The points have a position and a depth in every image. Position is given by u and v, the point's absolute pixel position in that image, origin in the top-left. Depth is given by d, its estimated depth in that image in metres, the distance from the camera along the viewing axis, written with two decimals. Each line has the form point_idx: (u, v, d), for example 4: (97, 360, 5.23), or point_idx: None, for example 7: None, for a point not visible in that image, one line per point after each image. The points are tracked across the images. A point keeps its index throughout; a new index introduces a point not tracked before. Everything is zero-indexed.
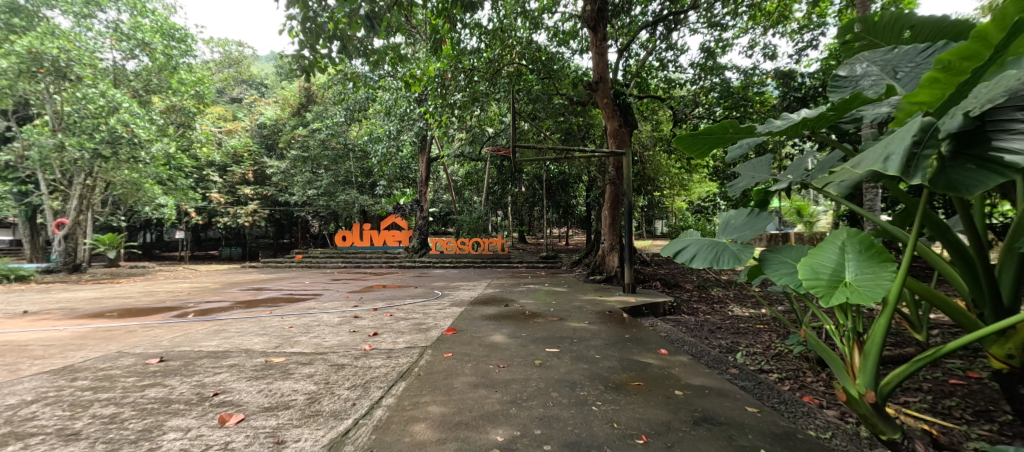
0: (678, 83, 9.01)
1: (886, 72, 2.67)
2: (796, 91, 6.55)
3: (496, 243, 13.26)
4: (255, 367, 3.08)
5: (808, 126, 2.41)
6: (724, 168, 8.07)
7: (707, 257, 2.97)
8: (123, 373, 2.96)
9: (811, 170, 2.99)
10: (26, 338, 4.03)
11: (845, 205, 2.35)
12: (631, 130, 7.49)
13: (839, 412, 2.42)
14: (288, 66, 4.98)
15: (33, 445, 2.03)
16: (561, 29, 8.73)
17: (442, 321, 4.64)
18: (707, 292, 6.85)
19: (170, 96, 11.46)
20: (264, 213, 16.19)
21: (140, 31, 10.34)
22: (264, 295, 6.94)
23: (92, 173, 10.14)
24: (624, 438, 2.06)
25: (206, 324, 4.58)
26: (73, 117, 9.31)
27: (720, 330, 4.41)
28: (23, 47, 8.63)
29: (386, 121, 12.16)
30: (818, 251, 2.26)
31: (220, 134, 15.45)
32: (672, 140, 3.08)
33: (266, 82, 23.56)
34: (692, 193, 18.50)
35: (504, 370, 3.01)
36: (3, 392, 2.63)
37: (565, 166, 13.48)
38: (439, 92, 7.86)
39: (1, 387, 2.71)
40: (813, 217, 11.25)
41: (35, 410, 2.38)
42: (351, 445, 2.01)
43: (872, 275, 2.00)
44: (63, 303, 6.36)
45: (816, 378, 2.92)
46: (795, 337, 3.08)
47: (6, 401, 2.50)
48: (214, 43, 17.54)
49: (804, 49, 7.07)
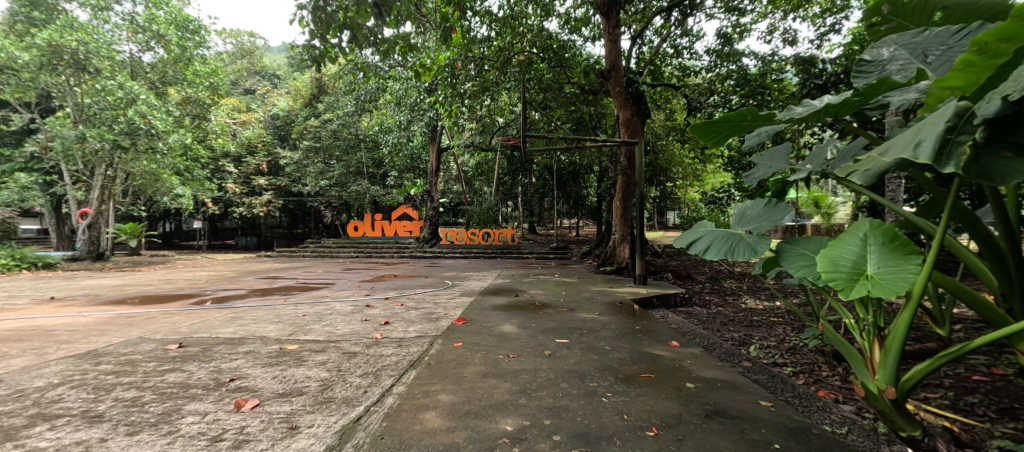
0: (693, 71, 8.86)
1: (915, 56, 2.55)
2: (816, 77, 6.34)
3: (507, 233, 13.34)
4: (271, 354, 3.11)
5: (831, 113, 2.29)
6: (740, 157, 7.99)
7: (721, 249, 2.89)
8: (144, 358, 3.01)
9: (832, 159, 2.88)
10: (52, 323, 4.14)
11: (866, 194, 2.23)
12: (644, 119, 7.36)
13: (856, 407, 2.36)
14: (299, 56, 4.96)
15: (59, 426, 2.07)
16: (573, 15, 8.58)
17: (451, 311, 4.67)
18: (719, 284, 6.77)
19: (185, 88, 11.60)
20: (278, 203, 16.38)
21: (155, 23, 10.31)
22: (279, 284, 7.02)
23: (112, 163, 10.39)
24: (634, 430, 2.04)
25: (224, 312, 4.66)
26: (93, 109, 9.41)
27: (733, 322, 4.35)
28: (44, 40, 8.81)
29: (396, 112, 12.16)
30: (839, 243, 2.18)
31: (234, 125, 15.76)
32: (686, 129, 2.96)
33: (278, 73, 23.72)
34: (706, 183, 18.28)
35: (514, 360, 3.00)
36: (30, 374, 2.70)
37: (576, 156, 13.40)
38: (449, 81, 7.72)
39: (28, 370, 2.78)
40: (831, 208, 11.18)
41: (62, 393, 2.43)
42: (363, 432, 2.01)
43: (894, 267, 1.93)
44: (87, 290, 6.48)
45: (832, 373, 2.86)
46: (810, 331, 3.01)
47: (34, 383, 2.56)
48: (226, 35, 17.70)
49: (825, 34, 6.84)
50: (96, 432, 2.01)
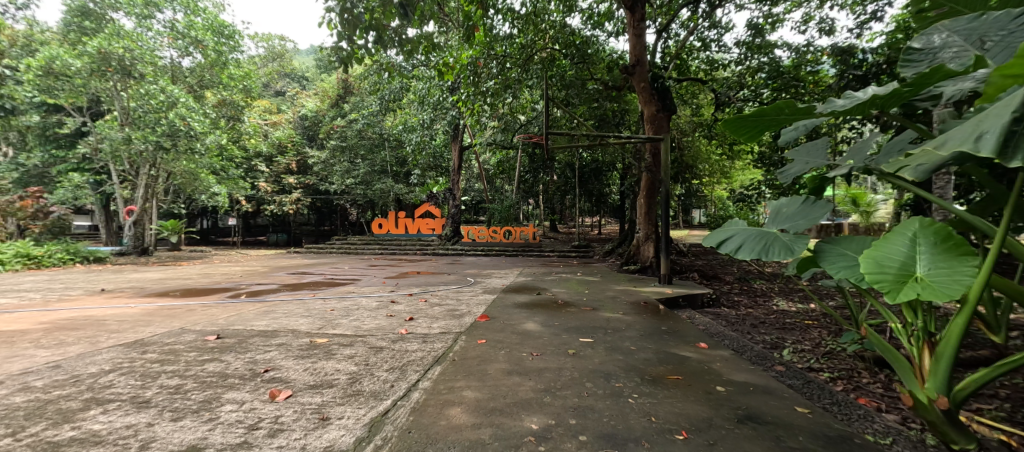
0: (721, 64, 8.60)
1: (971, 43, 2.41)
2: (855, 68, 6.05)
3: (528, 231, 13.30)
4: (302, 347, 3.17)
5: (877, 105, 2.17)
6: (772, 153, 7.75)
7: (755, 248, 2.79)
8: (185, 348, 3.11)
9: (876, 155, 2.73)
10: (102, 313, 4.35)
11: (915, 191, 2.10)
12: (670, 115, 7.20)
13: (900, 417, 2.24)
14: (327, 58, 5.04)
15: (109, 410, 2.15)
16: (596, 10, 8.46)
17: (475, 307, 4.68)
18: (748, 284, 6.59)
19: (221, 91, 11.95)
20: (307, 201, 16.79)
21: (193, 29, 10.64)
22: (309, 279, 7.20)
23: (155, 164, 10.85)
24: (663, 433, 1.98)
25: (257, 305, 4.79)
26: (138, 112, 9.86)
27: (763, 324, 4.21)
28: (94, 48, 9.22)
29: (420, 111, 12.25)
30: (884, 242, 2.06)
31: (265, 126, 16.17)
32: (717, 124, 2.86)
33: (306, 75, 24.29)
34: (733, 180, 17.81)
35: (539, 358, 2.97)
36: (83, 361, 2.83)
37: (599, 153, 13.24)
38: (471, 79, 7.64)
39: (82, 357, 2.92)
40: (870, 206, 10.69)
41: (112, 379, 2.53)
42: (390, 425, 2.03)
43: (947, 268, 1.82)
44: (133, 283, 6.78)
45: (873, 379, 2.73)
46: (849, 335, 2.87)
47: (87, 369, 2.68)
48: (258, 39, 18.22)
49: (866, 22, 6.54)
50: (143, 417, 2.08)
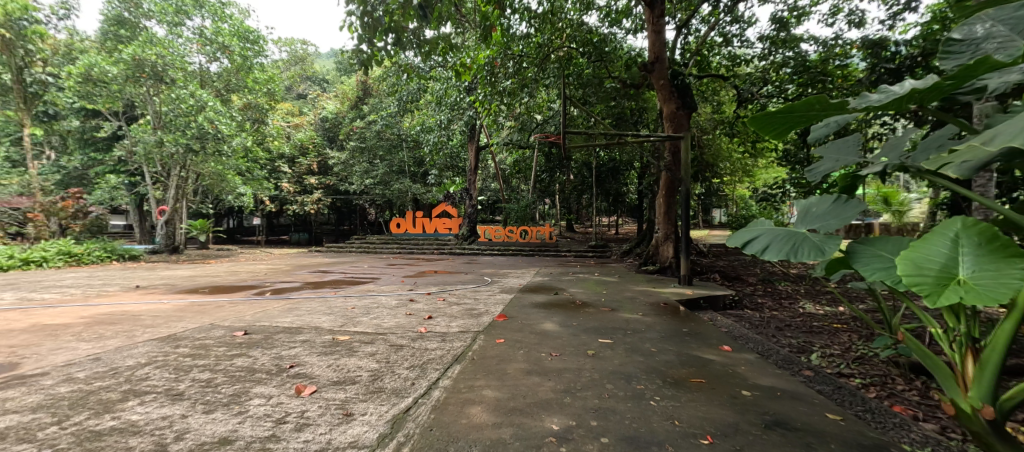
0: (744, 60, 8.40)
1: (1017, 33, 2.31)
2: (888, 61, 5.85)
3: (545, 230, 13.26)
4: (325, 344, 3.23)
5: (915, 99, 2.08)
6: (797, 151, 7.56)
7: (783, 249, 2.72)
8: (215, 343, 3.20)
9: (912, 152, 2.63)
10: (137, 309, 4.51)
11: (955, 189, 2.02)
12: (690, 113, 7.09)
13: (939, 426, 2.16)
14: (348, 61, 5.12)
15: (145, 402, 2.22)
16: (614, 8, 8.38)
17: (493, 307, 4.69)
18: (772, 286, 6.45)
19: (246, 94, 12.23)
20: (327, 201, 17.08)
21: (220, 35, 10.93)
22: (331, 278, 7.32)
23: (185, 166, 11.20)
24: (686, 437, 1.95)
25: (282, 302, 4.90)
26: (169, 116, 10.19)
27: (789, 327, 4.11)
28: (128, 55, 9.56)
29: (437, 111, 12.32)
30: (923, 243, 1.98)
31: (288, 128, 16.50)
32: (744, 122, 2.77)
33: (327, 77, 24.72)
34: (755, 179, 17.42)
35: (558, 358, 2.96)
36: (121, 354, 2.94)
37: (617, 153, 13.12)
38: (488, 79, 7.61)
39: (120, 350, 3.03)
40: (902, 205, 10.33)
41: (148, 372, 2.62)
42: (412, 423, 2.04)
43: (993, 271, 1.75)
44: (165, 280, 7.01)
45: (908, 386, 2.64)
46: (881, 340, 2.75)
47: (124, 362, 2.78)
48: (281, 43, 18.61)
49: (899, 13, 6.32)
50: (177, 409, 2.15)
